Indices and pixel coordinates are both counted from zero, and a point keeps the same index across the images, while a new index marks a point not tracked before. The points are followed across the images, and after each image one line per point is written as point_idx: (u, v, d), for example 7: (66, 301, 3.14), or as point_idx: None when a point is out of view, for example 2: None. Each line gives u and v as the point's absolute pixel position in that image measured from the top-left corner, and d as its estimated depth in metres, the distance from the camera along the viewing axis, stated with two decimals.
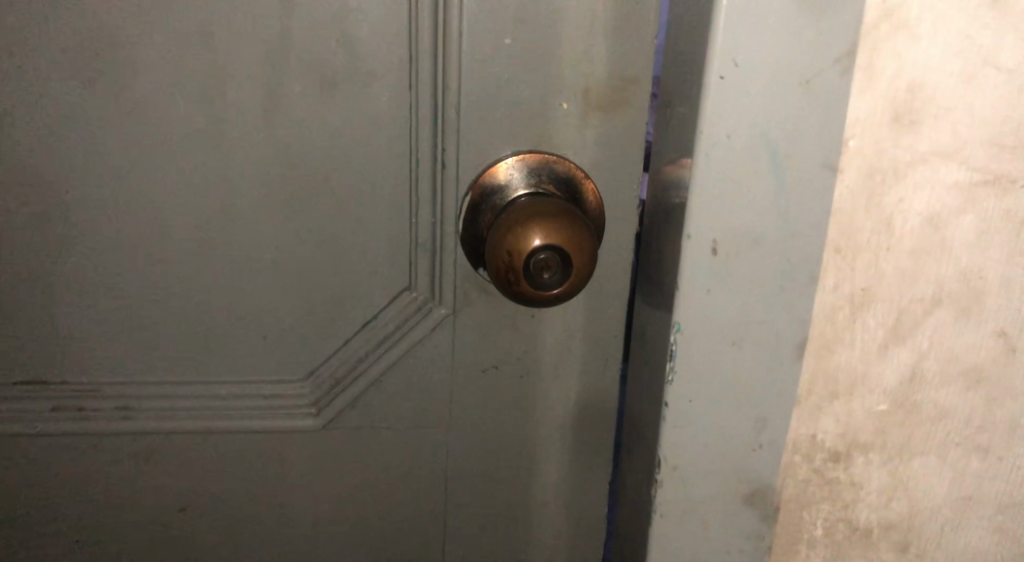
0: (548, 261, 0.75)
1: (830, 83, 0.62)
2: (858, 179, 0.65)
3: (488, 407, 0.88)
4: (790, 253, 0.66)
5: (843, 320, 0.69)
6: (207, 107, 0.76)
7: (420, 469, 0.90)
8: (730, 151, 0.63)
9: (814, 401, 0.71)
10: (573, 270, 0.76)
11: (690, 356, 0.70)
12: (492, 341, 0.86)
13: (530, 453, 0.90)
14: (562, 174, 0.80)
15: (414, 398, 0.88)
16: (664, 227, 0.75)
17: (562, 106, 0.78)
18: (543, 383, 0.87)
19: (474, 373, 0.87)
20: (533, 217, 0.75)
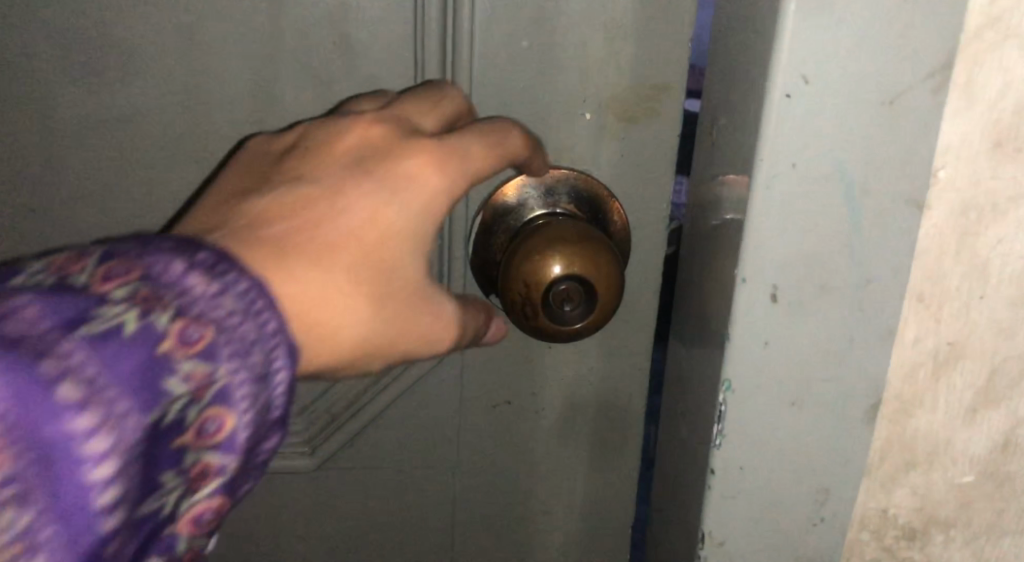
0: (572, 290, 0.66)
1: (919, 102, 0.51)
2: (949, 217, 0.54)
3: (497, 446, 0.84)
4: (864, 301, 0.56)
5: (925, 380, 0.58)
6: (181, 118, 0.67)
7: (423, 506, 0.87)
8: (796, 182, 0.53)
9: (886, 470, 0.61)
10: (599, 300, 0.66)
11: (741, 417, 0.60)
12: (503, 380, 0.81)
13: (542, 486, 0.86)
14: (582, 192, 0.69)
15: (420, 434, 0.84)
16: (707, 262, 0.65)
17: (584, 115, 0.68)
18: (556, 420, 0.83)
19: (483, 406, 0.82)
20: (553, 242, 0.65)
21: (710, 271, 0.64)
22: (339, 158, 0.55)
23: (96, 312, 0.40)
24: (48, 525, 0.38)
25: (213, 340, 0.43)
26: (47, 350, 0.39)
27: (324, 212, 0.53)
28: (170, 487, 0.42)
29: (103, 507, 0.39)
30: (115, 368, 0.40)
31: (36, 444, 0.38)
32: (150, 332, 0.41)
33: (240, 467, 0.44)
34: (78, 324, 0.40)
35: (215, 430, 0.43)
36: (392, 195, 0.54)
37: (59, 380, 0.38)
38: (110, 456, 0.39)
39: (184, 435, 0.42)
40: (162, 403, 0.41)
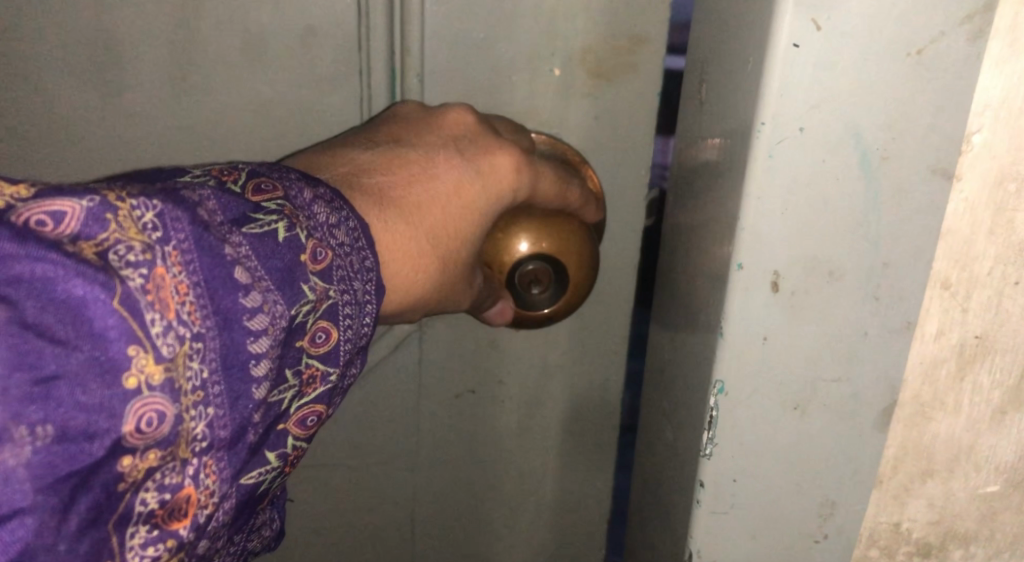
0: (545, 279, 0.63)
1: (952, 53, 0.43)
2: (982, 190, 0.46)
3: (459, 441, 0.76)
4: (879, 290, 0.48)
5: (948, 379, 0.50)
6: (106, 63, 0.65)
7: (381, 508, 0.80)
8: (804, 151, 0.45)
9: (900, 481, 0.53)
10: (569, 296, 0.64)
11: (734, 422, 0.52)
12: (461, 370, 0.74)
13: (512, 486, 0.78)
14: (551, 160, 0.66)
15: (373, 430, 0.76)
16: (692, 239, 0.56)
17: (550, 71, 0.64)
18: (522, 411, 0.75)
19: (446, 399, 0.75)
20: (517, 219, 0.61)
21: (693, 251, 0.56)
22: (435, 134, 0.59)
23: (253, 216, 0.44)
24: (217, 384, 0.41)
25: (335, 261, 0.46)
26: (221, 235, 0.42)
27: (416, 179, 0.56)
28: (288, 385, 0.45)
29: (256, 379, 0.42)
30: (267, 261, 0.44)
31: (213, 310, 0.41)
32: (294, 243, 0.45)
33: (336, 383, 0.48)
34: (241, 222, 0.44)
35: (330, 339, 0.46)
36: (473, 176, 0.57)
37: (231, 261, 0.42)
38: (267, 333, 0.43)
39: (305, 339, 0.45)
40: (299, 302, 0.44)
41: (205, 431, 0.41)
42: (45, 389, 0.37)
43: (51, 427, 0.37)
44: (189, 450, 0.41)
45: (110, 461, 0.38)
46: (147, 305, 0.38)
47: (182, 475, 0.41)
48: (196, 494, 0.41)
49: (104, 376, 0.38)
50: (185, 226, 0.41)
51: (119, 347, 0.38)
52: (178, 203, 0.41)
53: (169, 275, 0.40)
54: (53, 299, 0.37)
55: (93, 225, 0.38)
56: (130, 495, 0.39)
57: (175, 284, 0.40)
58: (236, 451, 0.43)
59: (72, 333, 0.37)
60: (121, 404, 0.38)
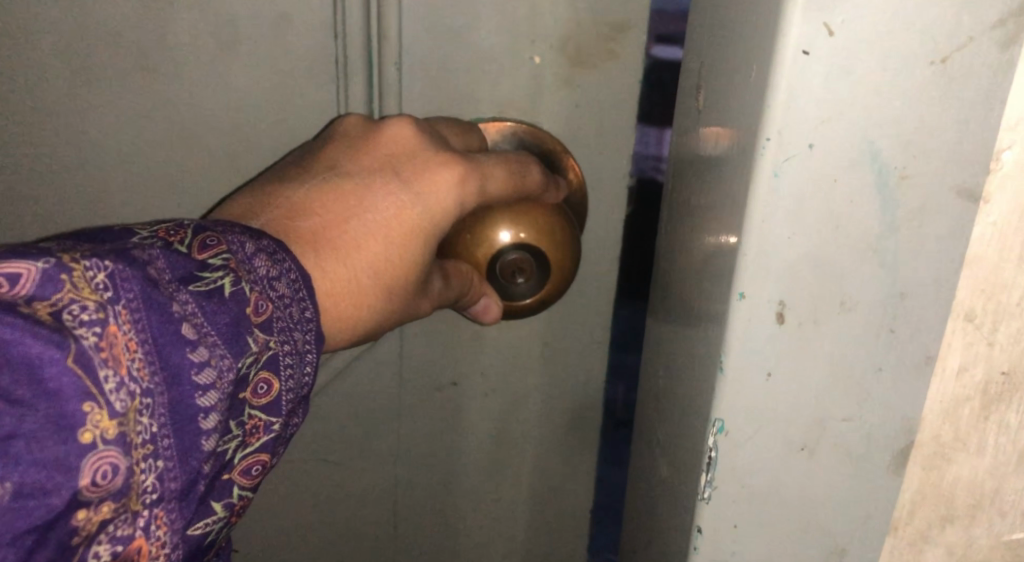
0: (523, 265, 0.63)
1: (978, 62, 0.38)
2: (1012, 214, 0.41)
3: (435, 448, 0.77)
4: (895, 322, 0.43)
5: (970, 418, 0.46)
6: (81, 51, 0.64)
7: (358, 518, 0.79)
8: (812, 170, 0.40)
9: (918, 526, 0.48)
10: (551, 276, 0.64)
11: (735, 463, 0.47)
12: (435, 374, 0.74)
13: (496, 481, 0.78)
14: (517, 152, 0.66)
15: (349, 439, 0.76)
16: (687, 260, 0.52)
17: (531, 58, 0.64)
18: (498, 414, 0.75)
19: (428, 393, 0.74)
20: (495, 209, 0.61)
21: (688, 272, 0.52)
22: (377, 153, 0.57)
23: (200, 274, 0.45)
24: (166, 436, 0.41)
25: (276, 313, 0.47)
26: (170, 293, 0.42)
27: (353, 206, 0.55)
28: (233, 434, 0.45)
29: (204, 432, 0.42)
30: (214, 318, 0.44)
31: (161, 365, 0.41)
32: (241, 297, 0.45)
33: (281, 431, 0.47)
34: (189, 280, 0.44)
35: (274, 390, 0.46)
36: (416, 198, 0.56)
37: (179, 318, 0.42)
38: (215, 387, 0.42)
39: (248, 391, 0.45)
40: (244, 355, 0.44)
41: (155, 484, 0.41)
42: (2, 445, 0.36)
43: (10, 484, 0.37)
44: (139, 502, 0.40)
45: (65, 515, 0.38)
46: (99, 362, 0.39)
47: (134, 526, 0.40)
48: (147, 546, 0.41)
49: (60, 433, 0.37)
50: (136, 286, 0.41)
51: (74, 404, 0.38)
52: (130, 263, 0.41)
53: (122, 333, 0.40)
54: (10, 358, 0.37)
55: (47, 287, 0.39)
56: (82, 550, 0.39)
57: (126, 341, 0.40)
58: (188, 502, 0.42)
59: (29, 391, 0.37)
60: (77, 458, 0.38)
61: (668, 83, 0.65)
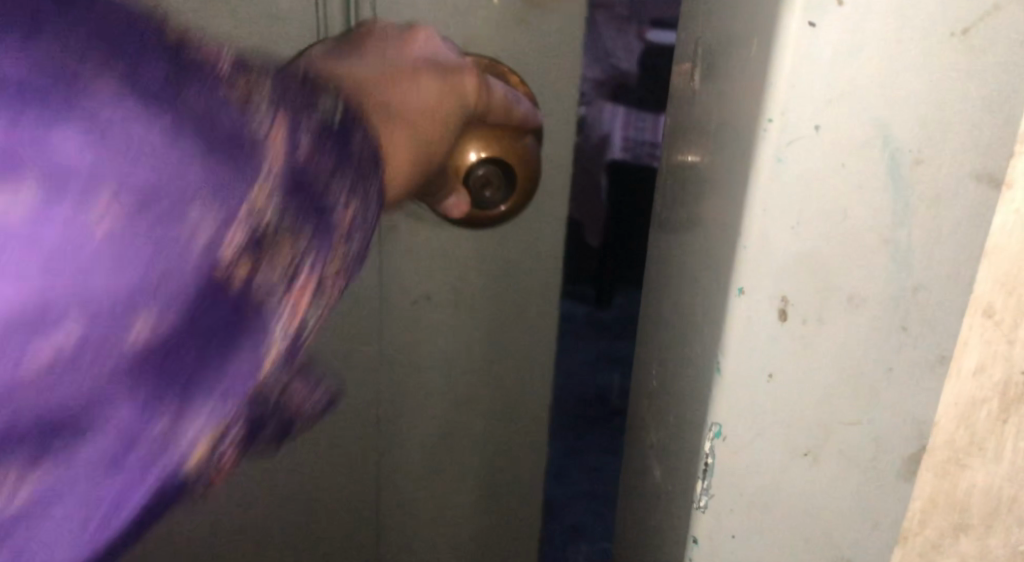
0: (480, 187, 0.59)
1: (1003, 32, 0.35)
2: None
3: (356, 469, 0.71)
4: (908, 318, 0.40)
5: (987, 422, 0.42)
6: None
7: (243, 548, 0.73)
8: (819, 154, 0.36)
9: (927, 538, 0.45)
10: (497, 209, 0.61)
11: (734, 470, 0.44)
12: (378, 375, 0.67)
13: (475, 431, 0.70)
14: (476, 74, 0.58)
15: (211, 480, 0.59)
16: (681, 250, 0.49)
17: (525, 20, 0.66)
18: (431, 427, 0.69)
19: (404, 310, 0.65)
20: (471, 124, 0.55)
21: (681, 262, 0.49)
22: (418, 48, 0.52)
23: (318, 123, 0.38)
24: (288, 260, 0.37)
25: (368, 183, 0.40)
26: (295, 130, 0.37)
27: (400, 86, 0.47)
28: (313, 290, 0.38)
29: (310, 272, 0.38)
30: (334, 169, 0.38)
31: (290, 191, 0.37)
32: (350, 157, 0.39)
33: (321, 313, 0.40)
34: (311, 120, 0.38)
35: (342, 268, 0.39)
36: (451, 88, 0.50)
37: (303, 159, 0.37)
38: (329, 237, 0.38)
39: (325, 252, 0.38)
40: (338, 219, 0.38)
41: (273, 288, 0.37)
42: (133, 182, 0.33)
43: (129, 201, 0.33)
44: (240, 292, 0.36)
45: (193, 280, 0.35)
46: (252, 143, 0.36)
47: (244, 305, 0.36)
48: (278, 292, 0.37)
49: (219, 194, 0.35)
50: (287, 111, 0.37)
51: (232, 189, 0.35)
52: (285, 93, 0.38)
53: (274, 148, 0.36)
54: (195, 107, 0.35)
55: (225, 85, 0.36)
56: (166, 340, 0.35)
57: (278, 152, 0.36)
58: (280, 345, 0.38)
59: (214, 144, 0.35)
60: (203, 243, 0.34)
61: (660, 66, 0.71)
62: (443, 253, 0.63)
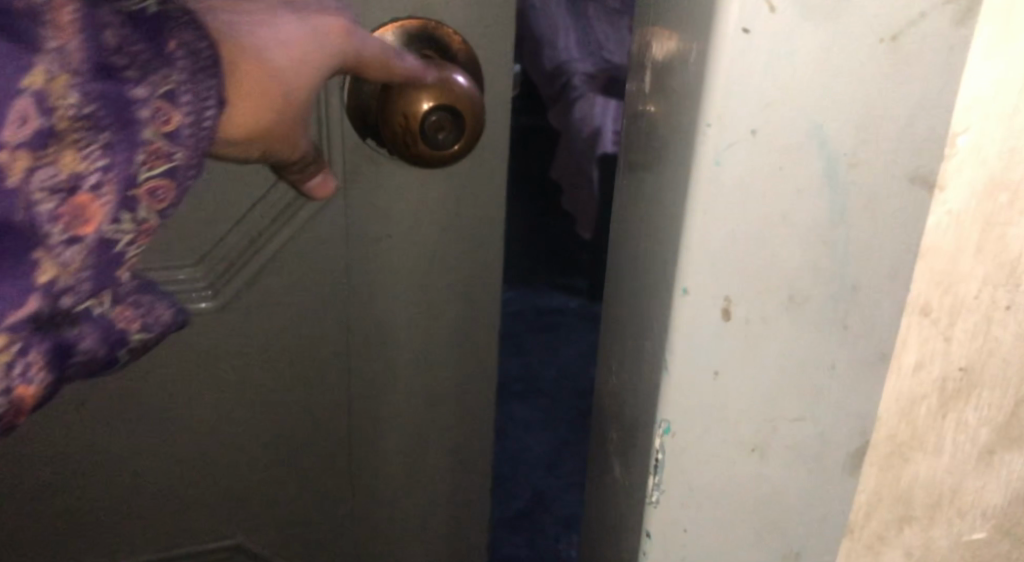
0: (430, 132, 0.50)
1: (931, 38, 0.36)
2: (968, 202, 0.39)
3: (324, 417, 0.64)
4: (848, 317, 0.41)
5: (928, 417, 0.44)
6: None
7: (145, 522, 0.67)
8: (756, 156, 0.37)
9: (873, 530, 0.47)
10: (451, 151, 0.52)
11: (683, 468, 0.44)
12: (333, 347, 0.61)
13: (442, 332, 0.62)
14: (414, 41, 0.52)
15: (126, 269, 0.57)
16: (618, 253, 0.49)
17: None
18: (387, 418, 0.65)
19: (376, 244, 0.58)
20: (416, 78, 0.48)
21: (621, 265, 0.49)
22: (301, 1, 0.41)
23: (128, 83, 0.32)
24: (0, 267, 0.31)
25: (161, 185, 0.33)
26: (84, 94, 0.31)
27: (278, 37, 0.39)
28: (51, 315, 0.32)
29: (57, 295, 0.32)
30: (127, 157, 0.32)
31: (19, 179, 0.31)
32: (169, 142, 0.33)
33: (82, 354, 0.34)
34: (121, 80, 0.32)
35: (99, 287, 0.33)
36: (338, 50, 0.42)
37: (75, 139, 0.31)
38: (81, 247, 0.32)
39: (99, 261, 0.33)
40: (110, 223, 0.33)
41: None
42: None
43: None
44: None
45: None
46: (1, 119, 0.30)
47: None
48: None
49: None
50: (86, 68, 0.31)
51: None
52: (92, 36, 0.31)
53: (39, 119, 0.31)
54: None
55: (40, 41, 0.30)
56: None
57: (38, 126, 0.31)
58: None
59: None
60: None
61: None
62: (399, 220, 0.58)
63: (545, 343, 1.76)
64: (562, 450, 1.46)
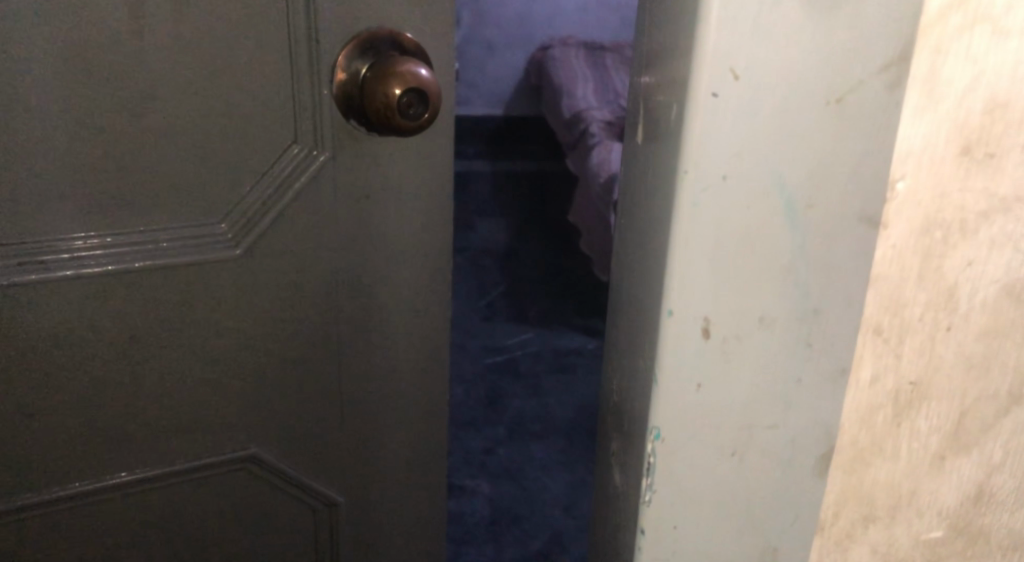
0: (403, 108, 0.62)
1: (871, 100, 0.43)
2: (908, 237, 0.46)
3: (320, 368, 0.73)
4: (811, 335, 0.47)
5: (884, 425, 0.50)
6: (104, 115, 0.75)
7: (158, 443, 0.70)
8: (727, 198, 0.44)
9: (842, 528, 0.53)
10: (424, 124, 0.63)
11: (674, 470, 0.50)
12: (331, 302, 0.71)
13: (411, 298, 0.73)
14: (378, 45, 0.63)
15: (157, 204, 0.64)
16: (617, 283, 0.56)
17: None
18: (387, 340, 0.74)
19: (358, 209, 0.69)
20: (388, 65, 0.62)
21: (619, 294, 0.56)
22: None
23: None
24: None
25: None
26: None
27: None
28: None
29: None
30: None
31: None
32: None
33: None
34: None
35: None
36: None
37: None
38: None
39: None
40: None
41: None
42: None
43: None
44: None
45: None
46: None
47: None
48: None
49: None
50: None
51: None
52: None
53: None
54: None
55: None
56: None
57: None
58: None
59: None
60: None
61: None
62: (397, 173, 0.68)
63: (562, 385, 1.82)
64: (578, 489, 1.52)
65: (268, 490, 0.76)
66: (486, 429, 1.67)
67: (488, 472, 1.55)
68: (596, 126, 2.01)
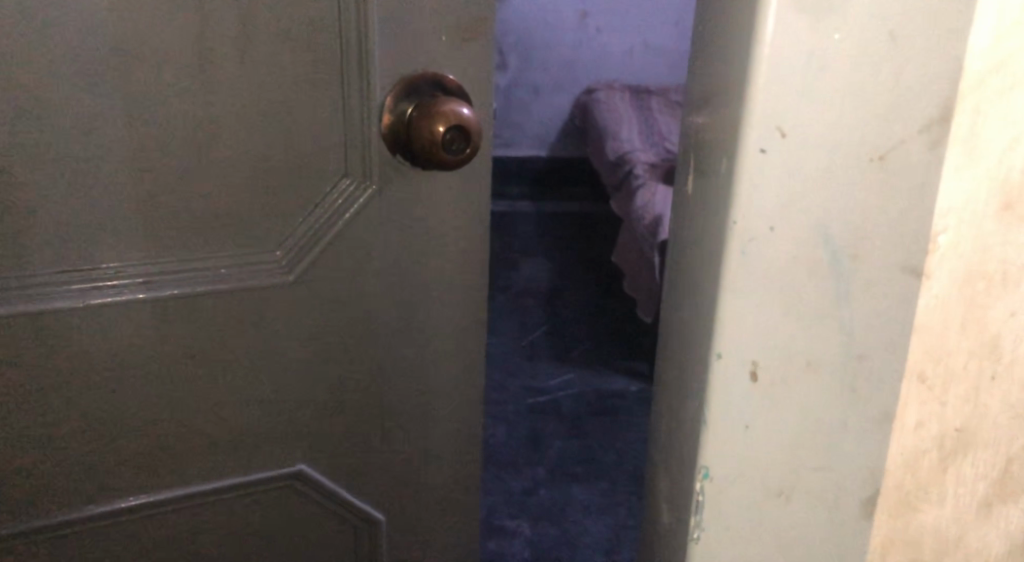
0: (447, 144, 0.69)
1: (911, 157, 0.45)
2: (951, 287, 0.48)
3: (365, 384, 0.79)
4: (856, 380, 0.49)
5: (930, 470, 0.52)
6: None
7: (216, 456, 0.77)
8: (775, 248, 0.46)
9: None
10: (463, 158, 0.70)
11: (723, 510, 0.51)
12: (375, 323, 0.77)
13: (444, 317, 0.79)
14: (422, 88, 0.70)
15: (222, 233, 0.70)
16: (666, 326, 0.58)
17: None
18: (425, 357, 0.80)
19: (400, 236, 0.75)
20: (431, 105, 0.68)
21: (668, 338, 0.58)
22: None
23: None
24: None
25: None
26: None
27: None
28: None
29: None
30: None
31: None
32: None
33: None
34: None
35: None
36: None
37: None
38: None
39: None
40: None
41: None
42: None
43: None
44: None
45: None
46: None
47: None
48: None
49: None
50: None
51: None
52: None
53: None
54: None
55: None
56: None
57: None
58: None
59: None
60: None
61: None
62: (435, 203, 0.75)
63: (605, 427, 1.83)
64: (620, 531, 1.53)
65: (315, 498, 0.82)
66: (528, 470, 1.68)
67: (529, 514, 1.57)
68: (641, 168, 2.05)
